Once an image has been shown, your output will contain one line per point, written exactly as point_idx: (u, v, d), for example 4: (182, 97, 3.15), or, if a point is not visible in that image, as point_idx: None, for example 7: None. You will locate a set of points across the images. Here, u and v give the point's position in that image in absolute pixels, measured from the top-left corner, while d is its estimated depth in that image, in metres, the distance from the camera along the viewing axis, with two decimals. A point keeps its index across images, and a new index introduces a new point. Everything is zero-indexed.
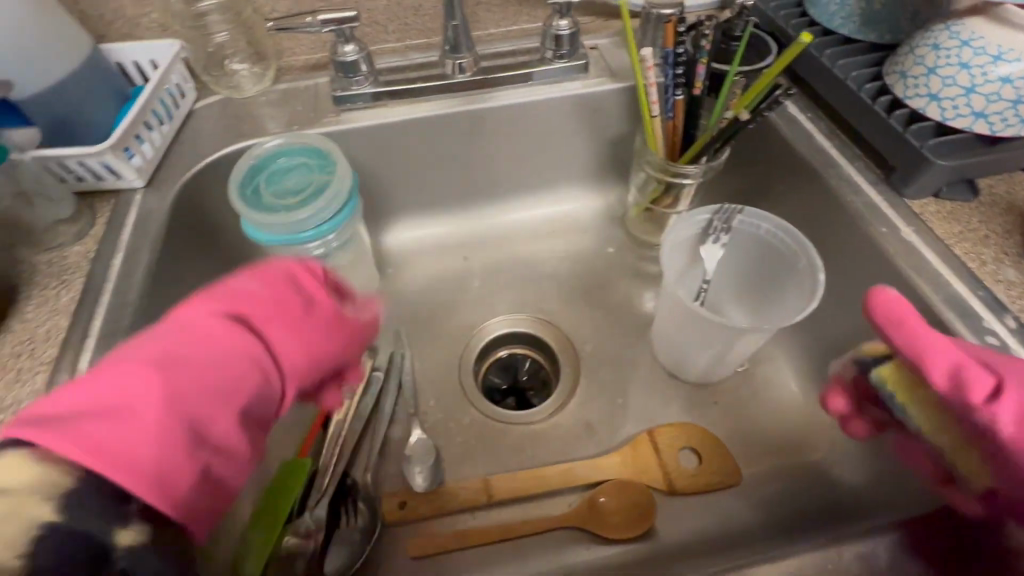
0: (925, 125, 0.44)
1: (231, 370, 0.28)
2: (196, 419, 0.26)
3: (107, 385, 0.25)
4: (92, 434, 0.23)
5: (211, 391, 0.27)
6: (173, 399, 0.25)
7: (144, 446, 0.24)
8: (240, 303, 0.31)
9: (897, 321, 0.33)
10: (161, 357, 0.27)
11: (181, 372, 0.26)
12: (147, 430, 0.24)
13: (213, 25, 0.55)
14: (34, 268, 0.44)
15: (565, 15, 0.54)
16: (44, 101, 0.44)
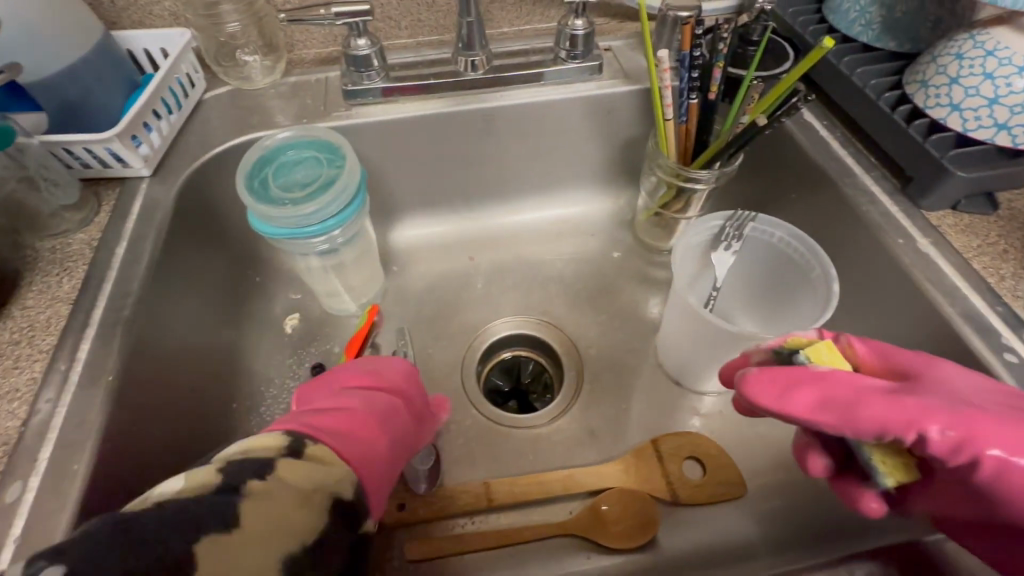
0: (946, 135, 0.43)
1: (403, 425, 0.40)
2: (389, 453, 0.37)
3: (344, 419, 0.36)
4: (351, 449, 0.34)
5: (396, 437, 0.38)
6: (382, 436, 0.37)
7: (374, 465, 0.35)
8: (395, 379, 0.43)
9: (783, 396, 0.29)
10: (366, 407, 0.38)
11: (384, 420, 0.38)
12: (372, 456, 0.35)
13: (225, 16, 0.52)
14: (37, 254, 0.43)
15: (580, 15, 0.54)
16: (54, 85, 0.44)
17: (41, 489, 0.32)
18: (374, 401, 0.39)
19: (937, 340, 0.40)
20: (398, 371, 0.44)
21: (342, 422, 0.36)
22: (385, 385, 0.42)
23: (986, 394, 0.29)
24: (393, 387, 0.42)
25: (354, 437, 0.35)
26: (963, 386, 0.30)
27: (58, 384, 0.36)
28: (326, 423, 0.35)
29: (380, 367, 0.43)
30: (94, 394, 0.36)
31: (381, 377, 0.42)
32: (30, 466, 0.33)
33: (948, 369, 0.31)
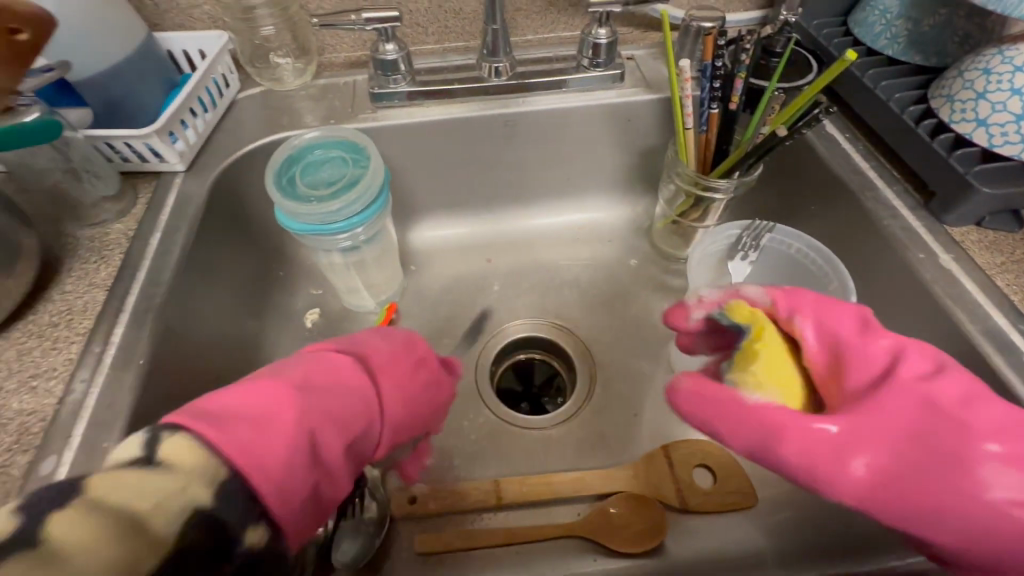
0: (971, 151, 0.42)
1: (355, 401, 0.31)
2: (316, 437, 0.28)
3: (251, 395, 0.27)
4: (228, 442, 0.24)
5: (350, 400, 0.31)
6: (309, 413, 0.28)
7: (273, 459, 0.25)
8: (374, 341, 0.37)
9: (709, 414, 0.31)
10: (296, 375, 0.30)
11: (311, 398, 0.29)
12: (253, 457, 0.24)
13: (260, 19, 0.54)
14: (77, 242, 0.45)
15: (604, 24, 0.54)
16: (100, 83, 0.46)
17: (74, 463, 0.33)
18: (339, 360, 0.33)
19: (951, 355, 0.40)
20: (382, 335, 0.38)
21: (278, 376, 0.29)
22: (361, 346, 0.36)
23: (949, 442, 0.28)
24: (371, 348, 0.36)
25: (273, 402, 0.27)
26: (927, 432, 0.29)
27: (93, 365, 0.38)
28: (261, 376, 0.29)
29: (360, 333, 0.38)
30: (125, 376, 0.37)
31: (358, 342, 0.36)
32: (65, 441, 0.34)
33: (928, 406, 0.29)
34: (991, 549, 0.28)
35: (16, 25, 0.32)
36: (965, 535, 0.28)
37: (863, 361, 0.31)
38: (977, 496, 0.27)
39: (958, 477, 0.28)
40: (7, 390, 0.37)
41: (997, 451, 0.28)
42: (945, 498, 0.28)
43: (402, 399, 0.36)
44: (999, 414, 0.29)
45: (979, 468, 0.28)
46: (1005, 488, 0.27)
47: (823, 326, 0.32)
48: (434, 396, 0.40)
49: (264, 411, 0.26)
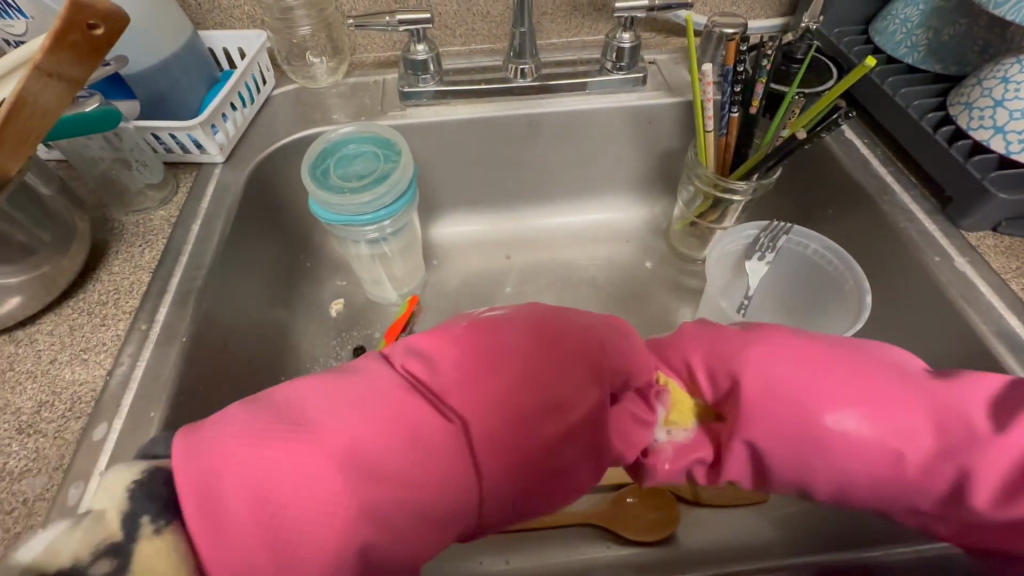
0: (988, 157, 0.43)
1: (403, 475, 0.27)
2: (331, 529, 0.25)
3: (269, 466, 0.25)
4: (219, 528, 0.24)
5: (415, 484, 0.27)
6: (323, 499, 0.25)
7: (305, 552, 0.24)
8: (482, 387, 0.30)
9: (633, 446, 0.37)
10: (335, 441, 0.27)
11: (337, 482, 0.26)
12: (278, 542, 0.24)
13: (298, 20, 0.56)
14: (123, 226, 0.48)
15: (628, 29, 0.56)
16: (148, 77, 0.49)
17: (123, 431, 0.36)
18: (396, 410, 0.29)
19: (963, 356, 0.41)
20: (502, 370, 0.30)
21: (328, 441, 0.27)
22: (450, 393, 0.30)
23: (801, 425, 0.31)
24: (469, 399, 0.29)
25: (303, 480, 0.25)
26: (786, 424, 0.32)
27: (138, 340, 0.40)
28: (308, 434, 0.27)
29: (463, 361, 0.31)
30: (170, 351, 0.40)
31: (452, 384, 0.30)
32: (115, 410, 0.37)
33: (779, 400, 0.32)
34: (877, 491, 0.31)
35: (94, 22, 0.34)
36: (854, 489, 0.31)
37: (717, 378, 0.35)
38: (846, 458, 0.31)
39: (819, 450, 0.31)
40: (60, 362, 0.39)
41: (838, 414, 0.31)
42: (814, 467, 0.31)
43: (505, 476, 0.28)
44: (831, 380, 0.32)
45: (829, 437, 0.31)
46: (861, 448, 0.31)
47: (680, 362, 0.38)
48: (577, 463, 0.30)
49: (289, 496, 0.25)
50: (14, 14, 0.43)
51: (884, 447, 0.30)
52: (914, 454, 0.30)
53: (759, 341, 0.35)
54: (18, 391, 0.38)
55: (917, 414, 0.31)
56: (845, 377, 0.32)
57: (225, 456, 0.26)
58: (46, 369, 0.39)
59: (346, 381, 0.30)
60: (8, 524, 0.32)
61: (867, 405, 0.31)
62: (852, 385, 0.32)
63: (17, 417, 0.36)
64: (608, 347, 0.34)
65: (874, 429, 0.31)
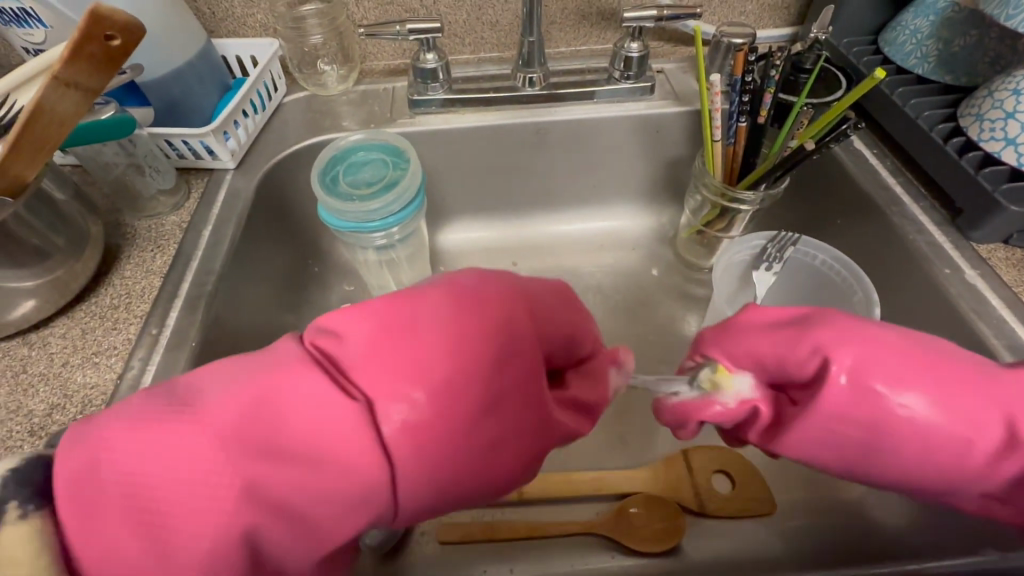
0: (999, 169, 0.43)
1: (298, 458, 0.25)
2: (219, 517, 0.23)
3: (147, 455, 0.23)
4: (96, 522, 0.23)
5: (317, 463, 0.25)
6: (206, 487, 0.23)
7: (187, 545, 0.23)
8: (401, 363, 0.26)
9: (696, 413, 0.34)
10: (219, 424, 0.24)
11: (223, 468, 0.24)
12: (158, 535, 0.23)
13: (310, 28, 0.56)
14: (135, 230, 0.49)
15: (636, 38, 0.56)
16: (162, 85, 0.50)
17: None
18: (292, 388, 0.26)
19: None
20: (425, 336, 0.27)
21: (208, 423, 0.24)
22: (359, 368, 0.26)
23: (878, 417, 0.29)
24: (385, 377, 0.26)
25: (185, 465, 0.23)
26: (853, 414, 0.29)
27: (149, 345, 0.41)
28: (189, 416, 0.25)
29: (381, 337, 0.27)
30: (180, 355, 0.40)
31: (361, 359, 0.27)
32: None
33: (863, 393, 0.29)
34: (934, 480, 0.30)
35: (112, 32, 0.34)
36: (913, 477, 0.30)
37: (801, 361, 0.32)
38: (915, 450, 0.29)
39: (887, 440, 0.29)
40: (72, 365, 0.40)
41: (906, 401, 0.29)
42: (879, 449, 0.30)
43: (419, 463, 0.25)
44: (912, 372, 0.30)
45: (903, 429, 0.29)
46: (932, 433, 0.29)
47: (746, 344, 0.34)
48: (509, 437, 0.27)
49: (171, 480, 0.23)
50: (33, 24, 0.44)
51: (948, 439, 0.29)
52: (985, 451, 0.29)
53: (839, 327, 0.32)
54: (30, 394, 0.38)
55: (987, 408, 0.29)
56: (918, 366, 0.30)
57: (106, 444, 0.24)
58: (58, 372, 0.39)
59: (250, 361, 0.28)
60: None
61: (946, 399, 0.29)
62: (935, 379, 0.30)
63: (29, 419, 0.37)
64: (540, 320, 0.32)
65: (950, 424, 0.29)
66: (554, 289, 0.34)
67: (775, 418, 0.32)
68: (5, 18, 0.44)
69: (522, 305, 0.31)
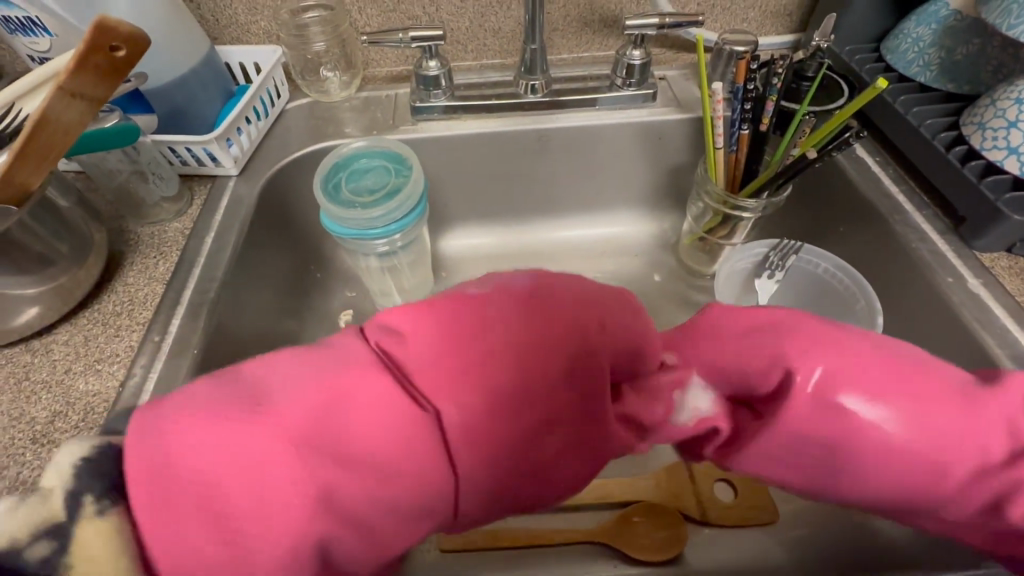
0: (1002, 178, 0.43)
1: (368, 466, 0.25)
2: (296, 522, 0.23)
3: (227, 456, 0.23)
4: (169, 522, 0.22)
5: (390, 471, 0.25)
6: (281, 492, 0.24)
7: (263, 550, 0.23)
8: (467, 371, 0.27)
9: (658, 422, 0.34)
10: (294, 428, 0.25)
11: (298, 473, 0.24)
12: (235, 538, 0.23)
13: (313, 35, 0.56)
14: (138, 237, 0.49)
15: (638, 46, 0.56)
16: (166, 92, 0.50)
17: None
18: (362, 395, 0.26)
19: None
20: (492, 347, 0.27)
21: (285, 426, 0.24)
22: (426, 374, 0.27)
23: (843, 430, 0.30)
24: (453, 385, 0.26)
25: (263, 469, 0.24)
26: (817, 428, 0.30)
27: (151, 352, 0.41)
28: (266, 418, 0.25)
29: (451, 342, 0.27)
30: (182, 363, 0.40)
31: (430, 366, 0.27)
32: None
33: (827, 407, 0.30)
34: (902, 499, 0.31)
35: (116, 43, 0.34)
36: (880, 494, 0.31)
37: (768, 374, 0.32)
38: (882, 466, 0.30)
39: (852, 456, 0.30)
40: (75, 372, 0.40)
41: (874, 417, 0.30)
42: (843, 466, 0.30)
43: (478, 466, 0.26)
44: (881, 389, 0.30)
45: (867, 443, 0.30)
46: (899, 452, 0.30)
47: (715, 354, 0.34)
48: (568, 453, 0.28)
49: (245, 485, 0.23)
50: (38, 32, 0.44)
51: (917, 460, 0.29)
52: (952, 469, 0.30)
53: (812, 341, 0.32)
54: (33, 401, 0.38)
55: (961, 430, 0.30)
56: (892, 385, 0.30)
57: (176, 442, 0.24)
58: (60, 379, 0.40)
59: (318, 357, 0.28)
60: None
61: (915, 417, 0.30)
62: (907, 397, 0.30)
63: (31, 426, 0.37)
64: (611, 330, 0.31)
65: (918, 442, 0.29)
66: (609, 291, 0.33)
67: (735, 432, 0.33)
68: (11, 26, 0.44)
69: (593, 318, 0.30)
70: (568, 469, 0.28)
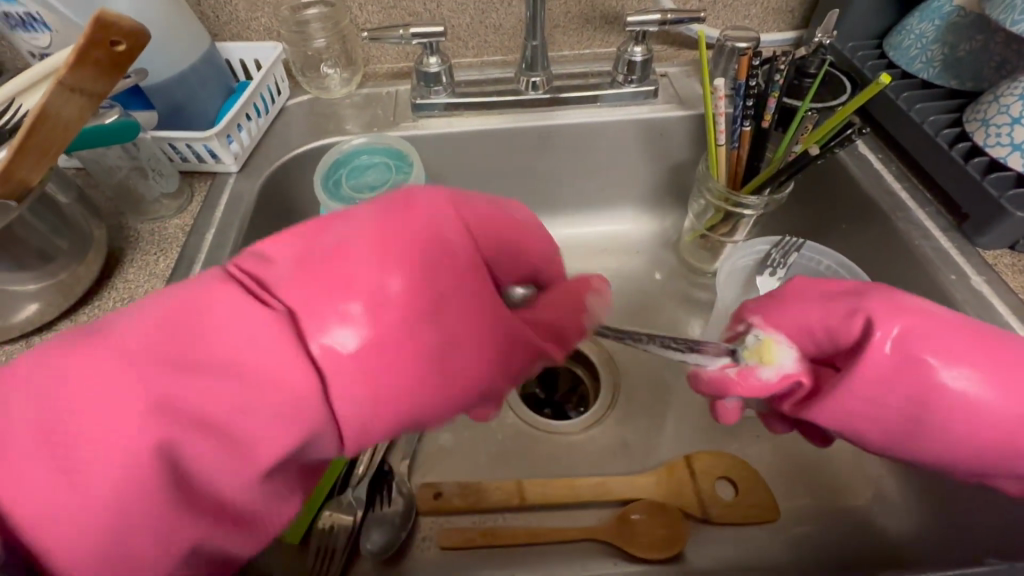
0: (1005, 175, 0.43)
1: (224, 376, 0.23)
2: (144, 440, 0.22)
3: (65, 382, 0.22)
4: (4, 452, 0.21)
5: (245, 382, 0.23)
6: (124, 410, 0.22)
7: (102, 474, 0.21)
8: (329, 283, 0.26)
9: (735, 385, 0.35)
10: (140, 349, 0.23)
11: (146, 388, 0.22)
12: (73, 464, 0.21)
13: (313, 32, 0.56)
14: (138, 234, 0.49)
15: (640, 42, 0.56)
16: (167, 88, 0.50)
17: None
18: (212, 312, 0.25)
19: None
20: (351, 253, 0.27)
21: (129, 347, 0.23)
22: (282, 284, 0.26)
23: (921, 390, 0.30)
24: (314, 296, 0.25)
25: (104, 389, 0.22)
26: (898, 384, 0.30)
27: None
28: (112, 343, 0.23)
29: (304, 259, 0.27)
30: None
31: (285, 279, 0.26)
32: None
33: (907, 363, 0.30)
34: (977, 460, 0.31)
35: (116, 37, 0.34)
36: (956, 456, 0.31)
37: (846, 328, 0.32)
38: (954, 428, 0.30)
39: (933, 413, 0.30)
40: None
41: (953, 376, 0.30)
42: (921, 424, 0.30)
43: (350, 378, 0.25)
44: (961, 354, 0.30)
45: (945, 405, 0.30)
46: (980, 412, 0.29)
47: (790, 319, 0.35)
48: (454, 349, 0.28)
49: (84, 407, 0.22)
50: (38, 28, 0.44)
51: (998, 420, 0.29)
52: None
53: (901, 306, 0.31)
54: None
55: None
56: (969, 344, 0.30)
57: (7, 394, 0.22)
58: None
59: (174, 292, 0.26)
60: None
61: (996, 383, 0.30)
62: (990, 365, 0.30)
63: None
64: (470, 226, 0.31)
65: (999, 407, 0.29)
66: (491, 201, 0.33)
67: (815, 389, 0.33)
68: (11, 22, 0.44)
69: (452, 219, 0.30)
70: (454, 360, 0.28)
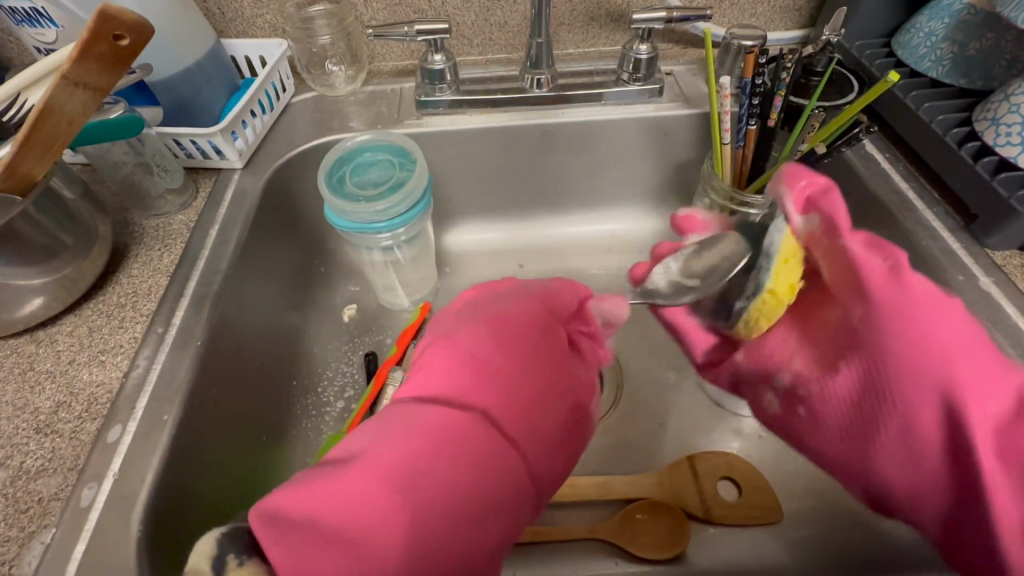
0: (1016, 175, 0.42)
1: (459, 443, 0.30)
2: (430, 502, 0.28)
3: (335, 502, 0.26)
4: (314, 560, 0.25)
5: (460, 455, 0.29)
6: (409, 482, 0.28)
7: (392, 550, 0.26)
8: (498, 377, 0.33)
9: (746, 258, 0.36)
10: (394, 462, 0.28)
11: (420, 476, 0.28)
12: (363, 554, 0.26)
13: (318, 29, 0.56)
14: (144, 229, 0.49)
15: (645, 40, 0.56)
16: (172, 84, 0.50)
17: (136, 434, 0.36)
18: (421, 413, 0.31)
19: None
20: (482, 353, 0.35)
21: (377, 461, 0.28)
22: (451, 385, 0.33)
23: (913, 325, 0.30)
24: (490, 382, 0.33)
25: (369, 493, 0.27)
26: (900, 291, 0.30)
27: (155, 343, 0.41)
28: (358, 465, 0.28)
29: (450, 362, 0.34)
30: (186, 354, 0.40)
31: (453, 379, 0.33)
32: (130, 412, 0.37)
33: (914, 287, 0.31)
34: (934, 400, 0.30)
35: (120, 31, 0.34)
36: (920, 388, 0.30)
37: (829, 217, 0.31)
38: (936, 380, 0.29)
39: (916, 320, 0.30)
40: (79, 363, 0.40)
41: (946, 302, 0.30)
42: (894, 323, 0.30)
43: (542, 443, 0.33)
44: (952, 323, 0.30)
45: (927, 323, 0.30)
46: (955, 355, 0.29)
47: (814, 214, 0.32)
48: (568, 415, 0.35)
49: (363, 506, 0.26)
50: (44, 24, 0.44)
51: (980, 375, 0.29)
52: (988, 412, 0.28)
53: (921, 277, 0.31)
54: (37, 391, 0.39)
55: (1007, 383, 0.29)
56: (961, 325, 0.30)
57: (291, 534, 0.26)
58: (65, 370, 0.40)
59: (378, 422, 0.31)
60: (23, 523, 0.33)
61: (982, 370, 0.29)
62: (977, 350, 0.29)
63: (36, 416, 0.38)
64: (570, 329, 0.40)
65: (977, 367, 0.29)
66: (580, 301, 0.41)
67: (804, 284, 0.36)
68: (17, 18, 0.44)
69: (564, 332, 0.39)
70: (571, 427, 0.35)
